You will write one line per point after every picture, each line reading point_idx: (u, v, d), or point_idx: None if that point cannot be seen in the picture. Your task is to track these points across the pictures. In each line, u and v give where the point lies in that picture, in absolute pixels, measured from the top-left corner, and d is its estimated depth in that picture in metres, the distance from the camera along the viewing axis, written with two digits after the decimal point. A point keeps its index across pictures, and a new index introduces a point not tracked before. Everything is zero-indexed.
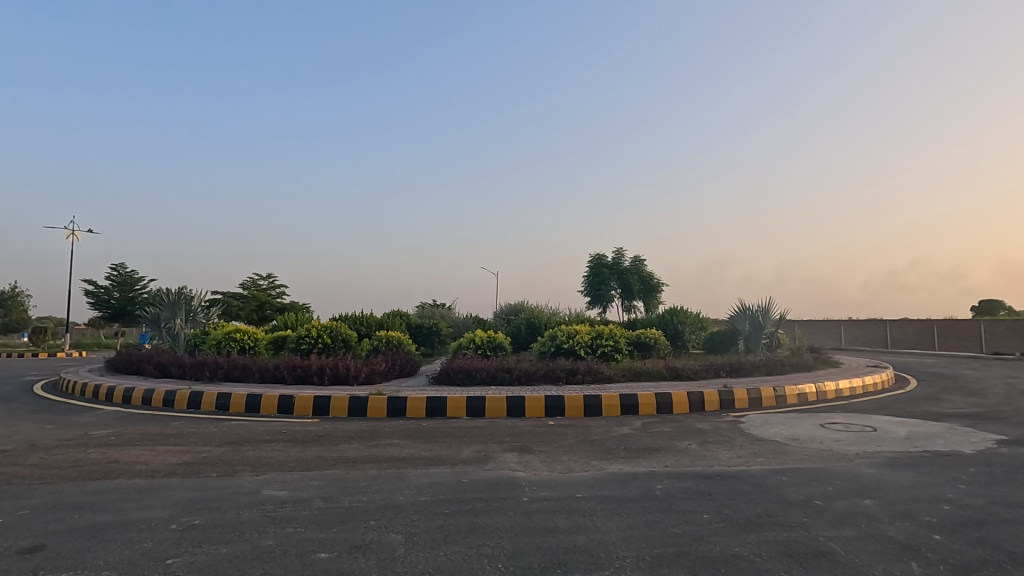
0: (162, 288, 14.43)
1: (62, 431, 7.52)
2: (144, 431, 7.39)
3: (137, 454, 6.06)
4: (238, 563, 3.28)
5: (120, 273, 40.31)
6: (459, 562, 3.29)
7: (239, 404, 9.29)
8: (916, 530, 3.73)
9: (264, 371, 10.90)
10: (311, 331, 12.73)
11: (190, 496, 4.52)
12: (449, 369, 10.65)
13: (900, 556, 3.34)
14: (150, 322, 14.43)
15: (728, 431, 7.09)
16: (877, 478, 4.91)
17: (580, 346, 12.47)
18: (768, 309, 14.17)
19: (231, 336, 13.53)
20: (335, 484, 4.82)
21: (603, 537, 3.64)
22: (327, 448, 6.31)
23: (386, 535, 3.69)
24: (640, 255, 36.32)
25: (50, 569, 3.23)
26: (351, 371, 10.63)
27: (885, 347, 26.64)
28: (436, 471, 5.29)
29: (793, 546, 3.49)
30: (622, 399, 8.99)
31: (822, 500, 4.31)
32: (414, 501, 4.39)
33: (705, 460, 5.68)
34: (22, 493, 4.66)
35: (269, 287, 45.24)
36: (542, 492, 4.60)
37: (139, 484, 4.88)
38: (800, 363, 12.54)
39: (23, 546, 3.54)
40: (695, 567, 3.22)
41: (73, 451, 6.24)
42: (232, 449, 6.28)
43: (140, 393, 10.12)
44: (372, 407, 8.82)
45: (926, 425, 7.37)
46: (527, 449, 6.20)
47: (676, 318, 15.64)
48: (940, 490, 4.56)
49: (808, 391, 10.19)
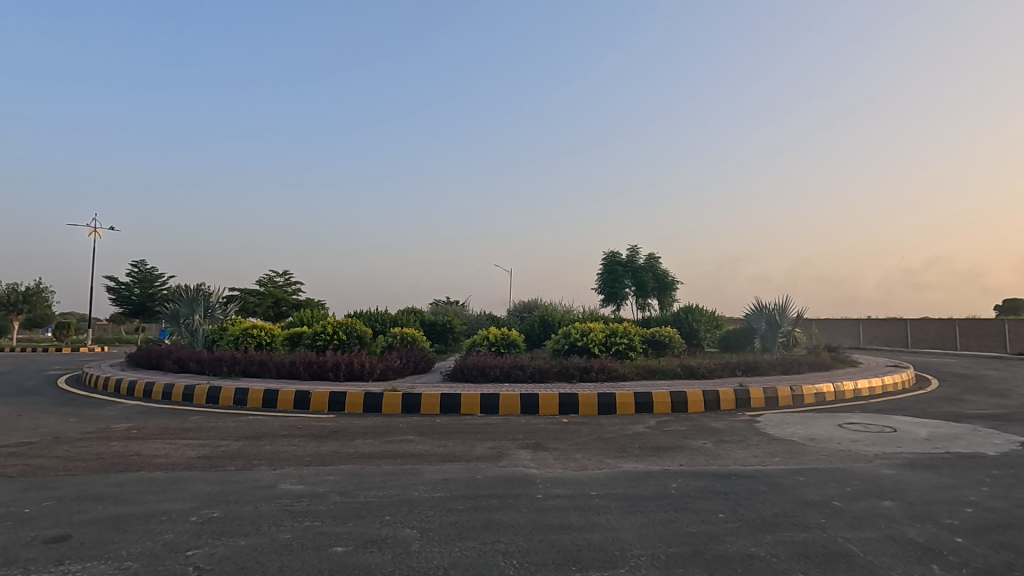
0: (182, 285, 14.70)
1: (86, 424, 7.67)
2: (163, 425, 7.55)
3: (158, 448, 6.17)
4: (256, 556, 3.33)
5: (140, 268, 40.96)
6: (473, 558, 3.31)
7: (257, 399, 9.44)
8: (937, 533, 3.65)
9: (280, 368, 11.04)
10: (326, 328, 12.85)
11: (209, 489, 4.61)
12: (462, 366, 10.69)
13: (921, 559, 3.28)
14: (170, 318, 14.71)
15: (744, 431, 7.02)
16: (898, 479, 4.83)
17: (594, 343, 12.44)
18: (785, 308, 13.94)
19: (249, 332, 13.70)
20: (351, 479, 4.88)
21: (617, 535, 3.63)
22: (343, 444, 6.37)
23: (402, 530, 3.72)
24: (654, 254, 36.06)
25: (75, 559, 3.31)
26: (366, 367, 10.71)
27: (905, 347, 26.28)
28: (450, 467, 5.31)
29: (811, 547, 3.44)
30: (636, 397, 8.95)
31: (840, 501, 4.26)
32: (430, 496, 4.42)
33: (721, 459, 5.63)
34: (48, 485, 4.77)
35: (285, 283, 46.27)
36: (557, 490, 4.59)
37: (161, 477, 4.98)
38: (817, 362, 12.37)
39: (48, 536, 3.63)
40: (711, 566, 3.20)
41: (97, 444, 6.37)
42: (249, 443, 6.37)
43: (160, 388, 10.31)
44: (387, 404, 8.87)
45: (947, 426, 7.22)
46: (541, 447, 6.19)
47: (690, 316, 15.57)
48: (963, 493, 4.46)
49: (826, 391, 10.05)
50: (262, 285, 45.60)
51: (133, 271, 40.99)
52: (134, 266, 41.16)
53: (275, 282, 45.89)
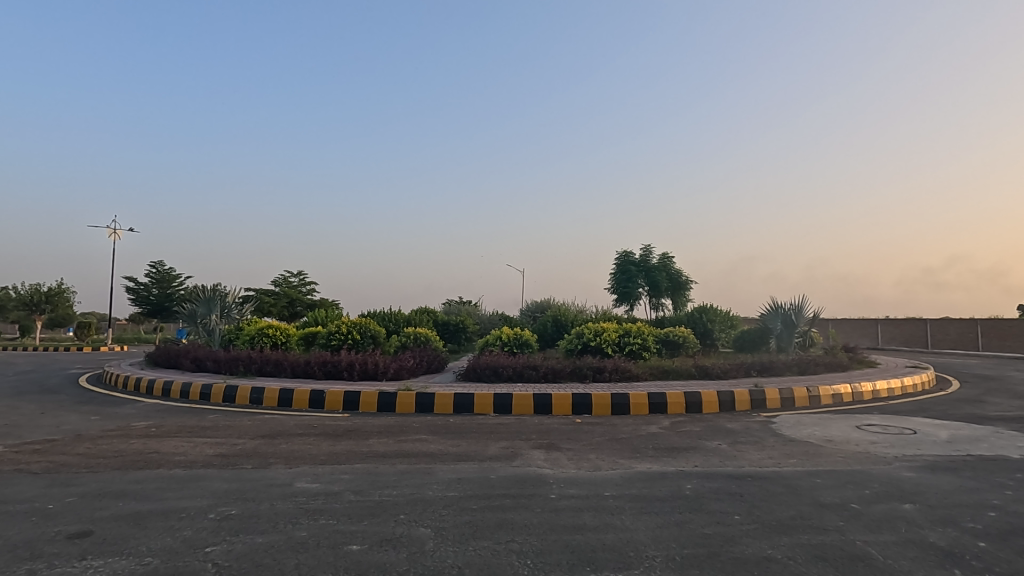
0: (198, 285, 14.92)
1: (106, 422, 7.81)
2: (181, 423, 7.67)
3: (176, 445, 6.27)
4: (273, 553, 3.37)
5: (158, 268, 41.63)
6: (487, 557, 3.32)
7: (272, 398, 9.55)
8: (959, 537, 3.59)
9: (295, 367, 11.14)
10: (341, 328, 12.95)
11: (226, 487, 4.67)
12: (475, 366, 10.72)
13: (942, 564, 3.23)
14: (187, 318, 14.94)
15: (759, 432, 6.95)
16: (918, 482, 4.74)
17: (607, 343, 12.40)
18: (801, 307, 13.77)
19: (264, 331, 13.86)
20: (366, 478, 4.92)
21: (632, 536, 3.62)
22: (357, 443, 6.41)
23: (415, 528, 3.74)
24: (668, 253, 35.82)
25: (97, 554, 3.37)
26: (379, 367, 10.77)
27: (925, 347, 25.83)
28: (464, 467, 5.33)
29: (829, 550, 3.40)
30: (650, 397, 8.91)
31: (859, 504, 4.20)
32: (443, 496, 4.44)
33: (736, 460, 5.58)
34: (70, 481, 4.87)
35: (300, 283, 46.74)
36: (570, 490, 4.59)
37: (179, 474, 5.06)
38: (834, 363, 12.22)
39: (71, 531, 3.71)
40: (726, 568, 3.18)
41: (117, 441, 6.49)
42: (264, 442, 6.44)
43: (179, 387, 10.48)
44: (400, 404, 8.91)
45: (969, 428, 7.08)
46: (554, 447, 6.19)
47: (704, 316, 15.46)
48: (985, 496, 4.38)
49: (844, 392, 9.92)
50: (277, 285, 46.11)
51: (152, 272, 41.69)
52: (152, 267, 41.82)
53: (290, 282, 46.35)
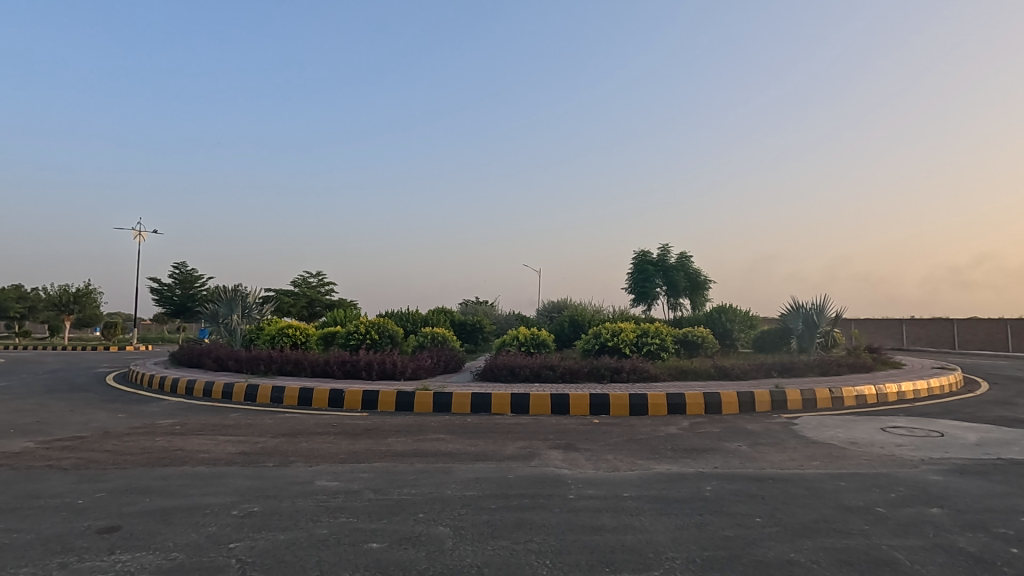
0: (220, 286, 15.18)
1: (132, 420, 7.99)
2: (204, 422, 7.81)
3: (200, 443, 6.39)
4: (294, 550, 3.41)
5: (182, 270, 42.48)
6: (506, 557, 3.32)
7: (292, 397, 9.68)
8: (990, 543, 3.49)
9: (315, 367, 11.27)
10: (359, 327, 13.07)
11: (248, 484, 4.75)
12: (492, 366, 10.74)
13: (971, 569, 3.15)
14: (210, 318, 15.21)
15: (781, 433, 6.86)
16: (945, 486, 4.63)
17: (625, 343, 12.33)
18: (823, 307, 13.54)
19: (284, 331, 14.05)
20: (385, 477, 4.96)
21: (651, 537, 3.59)
22: (376, 441, 6.47)
23: (434, 527, 3.76)
24: (686, 253, 35.52)
25: (126, 548, 3.45)
26: (397, 366, 10.85)
27: (952, 348, 25.22)
28: (482, 466, 5.34)
29: (853, 554, 3.34)
30: (668, 398, 8.84)
31: (884, 508, 4.11)
32: (461, 495, 4.46)
33: (756, 462, 5.50)
34: (99, 477, 4.99)
35: (319, 284, 47.29)
36: (588, 490, 4.57)
37: (203, 471, 5.16)
38: (857, 363, 12.00)
39: (101, 526, 3.80)
40: (748, 571, 3.13)
41: (143, 439, 6.63)
42: (286, 440, 6.54)
43: (202, 385, 10.67)
44: (418, 403, 8.97)
45: (1000, 431, 6.89)
46: (572, 447, 6.17)
47: (723, 316, 15.29)
48: (1017, 501, 4.25)
49: (868, 393, 9.73)
50: (296, 285, 46.75)
51: (176, 273, 42.56)
52: (176, 269, 42.67)
53: (309, 283, 46.92)
